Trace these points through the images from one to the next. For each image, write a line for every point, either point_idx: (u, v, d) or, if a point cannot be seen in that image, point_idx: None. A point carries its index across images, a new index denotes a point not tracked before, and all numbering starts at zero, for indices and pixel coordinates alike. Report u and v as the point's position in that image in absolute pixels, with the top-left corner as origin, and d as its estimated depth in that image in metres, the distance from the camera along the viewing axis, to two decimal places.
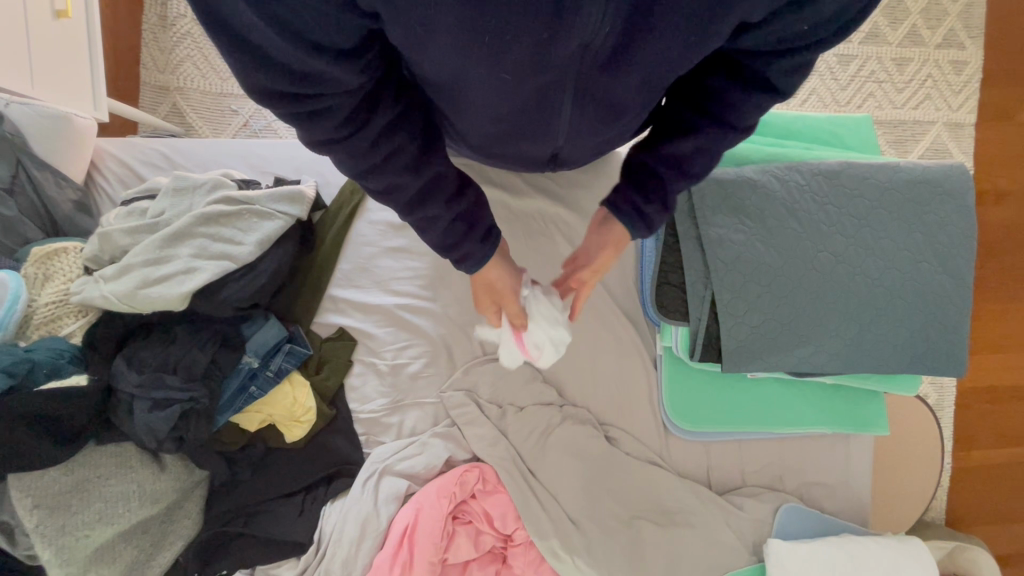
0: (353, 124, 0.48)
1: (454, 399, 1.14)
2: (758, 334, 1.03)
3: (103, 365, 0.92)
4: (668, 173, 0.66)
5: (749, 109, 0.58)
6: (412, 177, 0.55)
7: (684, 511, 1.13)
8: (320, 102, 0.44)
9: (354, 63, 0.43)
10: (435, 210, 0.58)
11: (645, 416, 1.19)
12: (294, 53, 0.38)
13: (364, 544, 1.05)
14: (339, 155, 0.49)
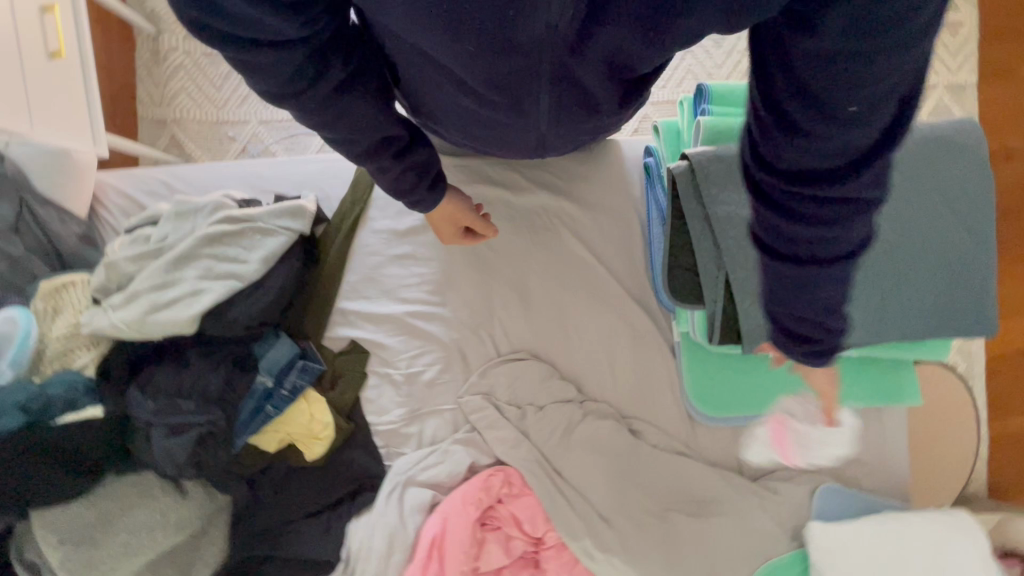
0: (303, 79, 0.54)
1: (473, 404, 1.12)
2: (776, 312, 1.01)
3: (116, 395, 0.91)
4: (814, 316, 0.50)
5: (850, 226, 0.43)
6: (363, 131, 0.63)
7: (718, 500, 1.10)
8: (265, 55, 0.49)
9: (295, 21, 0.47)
10: (385, 159, 0.68)
11: (666, 405, 1.17)
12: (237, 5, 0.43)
13: (393, 558, 1.03)
14: (289, 104, 0.56)
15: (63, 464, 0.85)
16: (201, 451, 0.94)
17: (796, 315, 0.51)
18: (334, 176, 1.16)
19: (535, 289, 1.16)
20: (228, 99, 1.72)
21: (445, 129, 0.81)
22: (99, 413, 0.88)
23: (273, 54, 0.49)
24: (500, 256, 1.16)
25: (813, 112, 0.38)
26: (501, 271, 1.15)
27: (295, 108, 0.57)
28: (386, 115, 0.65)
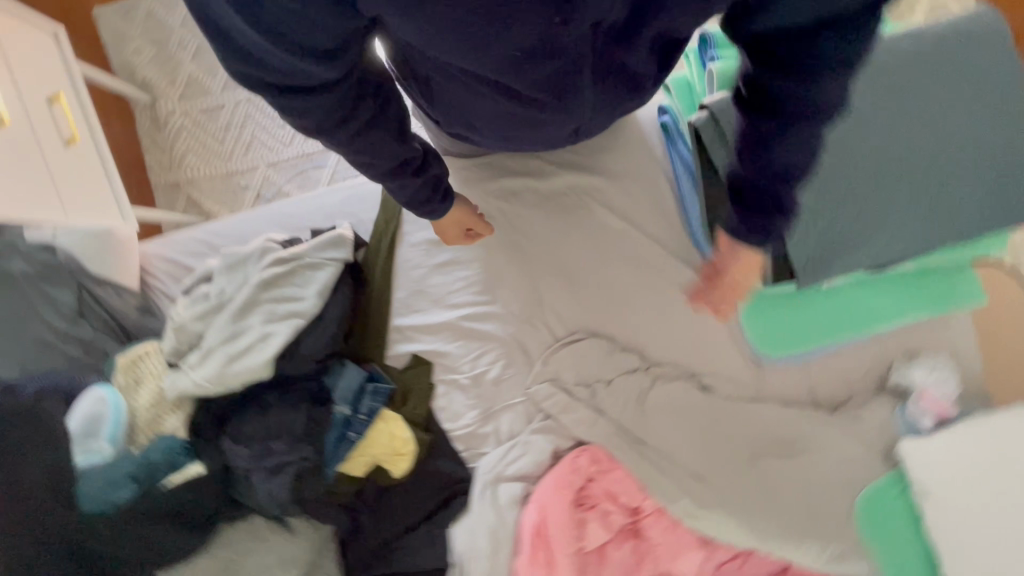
0: (335, 114, 0.56)
1: (542, 392, 1.14)
2: (825, 240, 1.02)
3: (212, 449, 0.94)
4: (773, 183, 0.73)
5: (828, 87, 0.60)
6: (387, 153, 0.65)
7: (803, 439, 1.10)
8: (304, 96, 0.51)
9: (331, 65, 0.48)
10: (402, 177, 0.71)
11: (731, 355, 1.17)
12: (284, 57, 0.44)
13: (500, 553, 1.06)
14: (323, 136, 0.58)
15: (178, 524, 0.89)
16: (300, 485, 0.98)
17: (766, 180, 0.72)
18: (362, 201, 1.17)
19: (579, 268, 1.16)
20: (233, 151, 1.75)
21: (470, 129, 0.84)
22: (201, 470, 0.91)
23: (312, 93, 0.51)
24: (538, 243, 1.16)
25: None
26: (543, 258, 1.16)
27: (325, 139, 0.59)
28: (406, 137, 0.67)
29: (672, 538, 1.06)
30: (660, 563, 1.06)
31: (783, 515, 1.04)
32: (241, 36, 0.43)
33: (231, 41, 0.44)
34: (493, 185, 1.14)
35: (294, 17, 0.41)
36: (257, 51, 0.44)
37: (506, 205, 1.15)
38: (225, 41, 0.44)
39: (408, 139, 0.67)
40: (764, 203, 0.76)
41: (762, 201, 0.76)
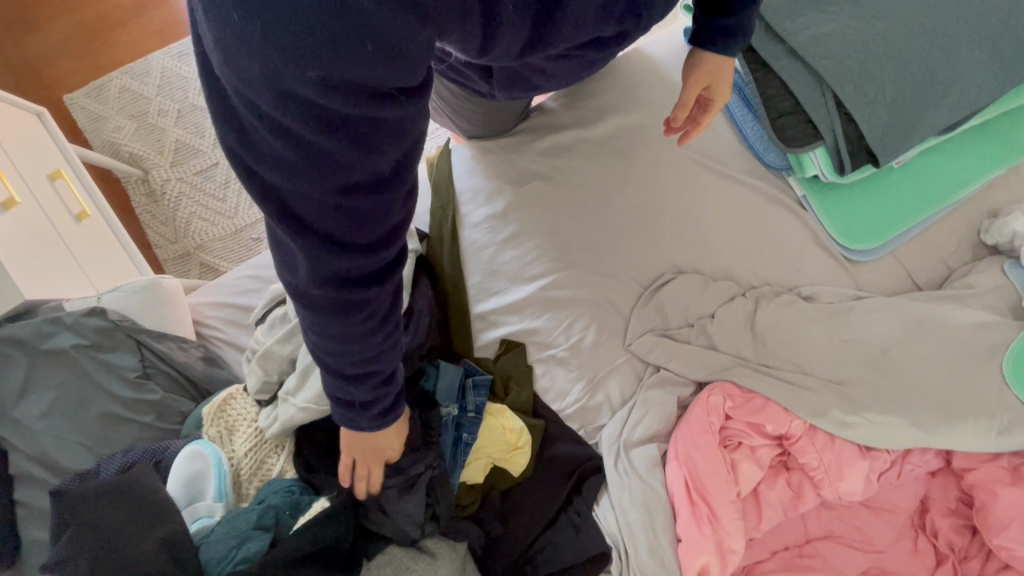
0: (349, 317, 0.49)
1: (646, 344, 1.07)
2: (899, 108, 0.97)
3: (329, 479, 0.86)
4: None
5: None
6: (372, 369, 0.56)
7: (927, 318, 1.04)
8: (351, 282, 0.47)
9: (391, 232, 0.47)
10: (381, 402, 0.60)
11: (821, 259, 1.13)
12: (354, 203, 0.43)
13: (657, 521, 0.96)
14: (325, 336, 0.51)
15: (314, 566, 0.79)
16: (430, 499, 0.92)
17: None
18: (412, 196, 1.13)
19: (648, 209, 1.11)
20: (237, 205, 1.66)
21: (527, 92, 0.92)
22: (326, 502, 0.82)
23: (366, 268, 0.47)
24: (600, 193, 1.11)
25: None
26: (609, 208, 1.10)
27: (320, 337, 0.52)
28: (395, 358, 0.58)
29: (831, 457, 0.98)
30: (822, 488, 0.99)
31: (935, 400, 0.98)
32: (333, 181, 0.41)
33: (310, 199, 0.42)
34: (541, 145, 1.11)
35: (384, 141, 0.41)
36: (327, 216, 0.43)
37: (559, 161, 1.10)
38: (300, 206, 0.42)
39: (396, 361, 0.58)
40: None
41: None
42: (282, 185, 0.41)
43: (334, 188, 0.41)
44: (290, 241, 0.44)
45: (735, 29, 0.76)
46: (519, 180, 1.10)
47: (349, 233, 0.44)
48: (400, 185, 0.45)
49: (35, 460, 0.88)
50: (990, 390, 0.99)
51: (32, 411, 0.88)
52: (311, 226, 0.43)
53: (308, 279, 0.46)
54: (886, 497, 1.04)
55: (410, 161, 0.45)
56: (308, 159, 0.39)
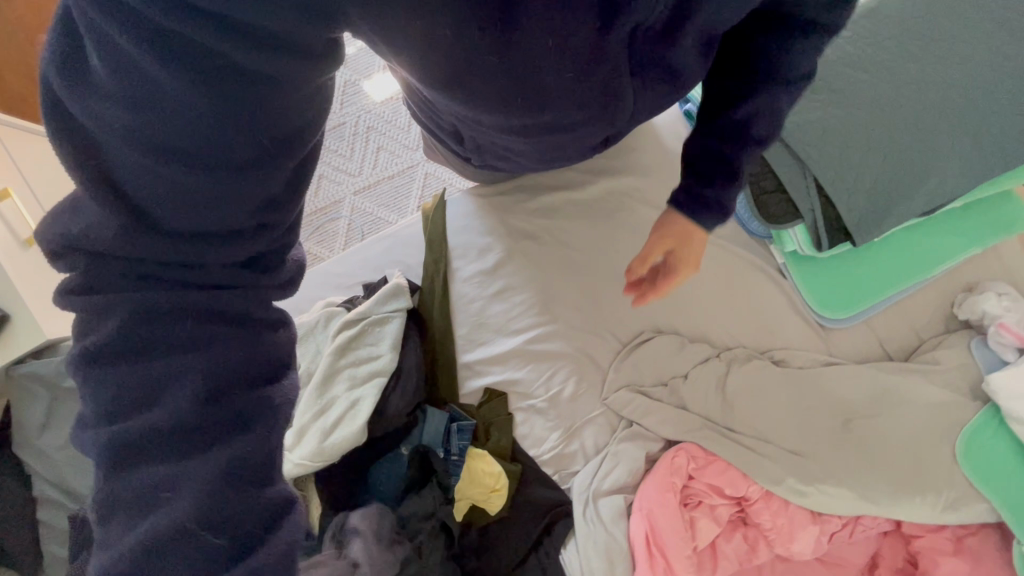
0: (152, 322, 0.35)
1: (621, 399, 1.13)
2: (877, 195, 1.01)
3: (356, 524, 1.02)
4: (727, 150, 0.74)
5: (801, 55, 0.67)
6: (178, 448, 0.34)
7: (890, 393, 1.09)
8: (165, 281, 0.35)
9: (250, 252, 0.37)
10: (187, 516, 0.33)
11: (796, 326, 1.17)
12: (168, 157, 0.32)
13: (618, 568, 1.04)
14: (105, 368, 0.34)
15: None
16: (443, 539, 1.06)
17: (718, 148, 0.75)
18: (408, 247, 1.18)
19: None
20: None
21: (501, 161, 0.98)
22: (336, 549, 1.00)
23: (195, 276, 0.35)
24: (586, 253, 1.16)
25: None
26: (594, 268, 1.16)
27: (95, 369, 0.34)
28: (223, 445, 0.35)
29: (784, 520, 1.05)
30: (775, 546, 1.06)
31: (887, 473, 1.05)
32: (148, 161, 0.31)
33: (119, 171, 0.32)
34: (533, 204, 1.16)
35: (239, 93, 0.31)
36: (133, 167, 0.32)
37: (549, 222, 1.15)
38: (106, 180, 0.32)
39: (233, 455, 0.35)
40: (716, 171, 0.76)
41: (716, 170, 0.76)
42: (89, 127, 0.31)
43: (150, 169, 0.32)
44: (85, 213, 0.33)
45: (715, 201, 0.78)
46: (510, 238, 1.16)
47: (171, 214, 0.33)
48: (257, 200, 0.35)
49: (56, 487, 0.98)
50: (942, 466, 1.05)
51: (55, 442, 0.98)
52: (116, 208, 0.33)
53: (106, 259, 0.34)
54: (838, 554, 1.09)
55: (279, 179, 0.36)
56: (124, 134, 0.31)
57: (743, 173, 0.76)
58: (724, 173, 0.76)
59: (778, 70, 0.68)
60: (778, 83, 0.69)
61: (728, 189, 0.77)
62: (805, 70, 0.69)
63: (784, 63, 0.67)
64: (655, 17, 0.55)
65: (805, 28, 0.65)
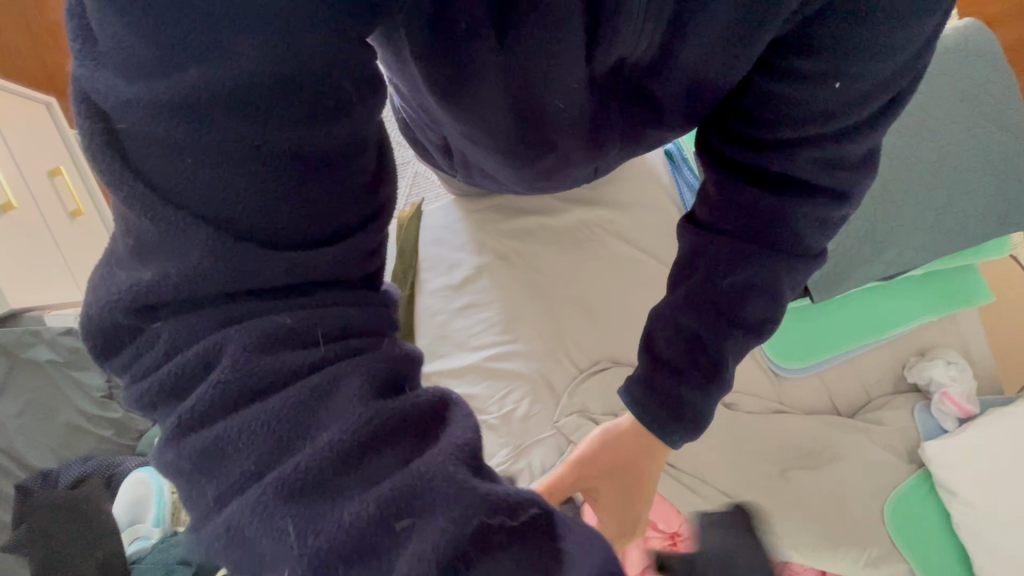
0: (280, 345, 0.25)
1: (571, 424, 1.13)
2: (840, 257, 1.03)
3: None
4: (710, 328, 0.53)
5: (807, 213, 0.51)
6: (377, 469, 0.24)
7: (831, 447, 1.12)
8: (272, 293, 0.26)
9: (366, 250, 0.29)
10: (442, 526, 0.23)
11: (753, 372, 1.19)
12: (274, 135, 0.24)
13: None
14: (236, 415, 0.24)
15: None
16: None
17: (701, 325, 0.53)
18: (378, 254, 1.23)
19: (597, 300, 1.18)
20: None
21: (486, 183, 0.90)
22: None
23: (303, 266, 0.26)
24: (555, 278, 1.18)
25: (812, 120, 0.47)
26: (561, 293, 1.18)
27: (228, 422, 0.24)
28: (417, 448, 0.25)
29: None
30: None
31: (817, 525, 1.08)
32: (213, 136, 0.23)
33: (188, 171, 0.24)
34: (509, 225, 1.18)
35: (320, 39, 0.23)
36: (206, 171, 0.24)
37: (521, 244, 1.18)
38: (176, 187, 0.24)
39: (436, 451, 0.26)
40: (694, 359, 0.54)
41: (692, 357, 0.54)
42: (144, 140, 0.23)
43: (215, 149, 0.23)
44: (140, 259, 0.25)
45: (683, 400, 0.55)
46: (481, 255, 1.19)
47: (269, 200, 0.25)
48: (348, 170, 0.27)
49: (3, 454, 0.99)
50: (869, 526, 1.09)
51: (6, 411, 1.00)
52: (204, 206, 0.24)
53: (198, 295, 0.25)
54: None
55: (366, 165, 0.28)
56: (177, 109, 0.23)
57: (726, 369, 0.55)
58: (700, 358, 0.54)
59: (773, 219, 0.51)
60: (775, 239, 0.52)
61: (706, 390, 0.54)
62: (809, 244, 0.53)
63: (779, 215, 0.51)
64: (638, 60, 0.46)
65: (800, 174, 0.50)
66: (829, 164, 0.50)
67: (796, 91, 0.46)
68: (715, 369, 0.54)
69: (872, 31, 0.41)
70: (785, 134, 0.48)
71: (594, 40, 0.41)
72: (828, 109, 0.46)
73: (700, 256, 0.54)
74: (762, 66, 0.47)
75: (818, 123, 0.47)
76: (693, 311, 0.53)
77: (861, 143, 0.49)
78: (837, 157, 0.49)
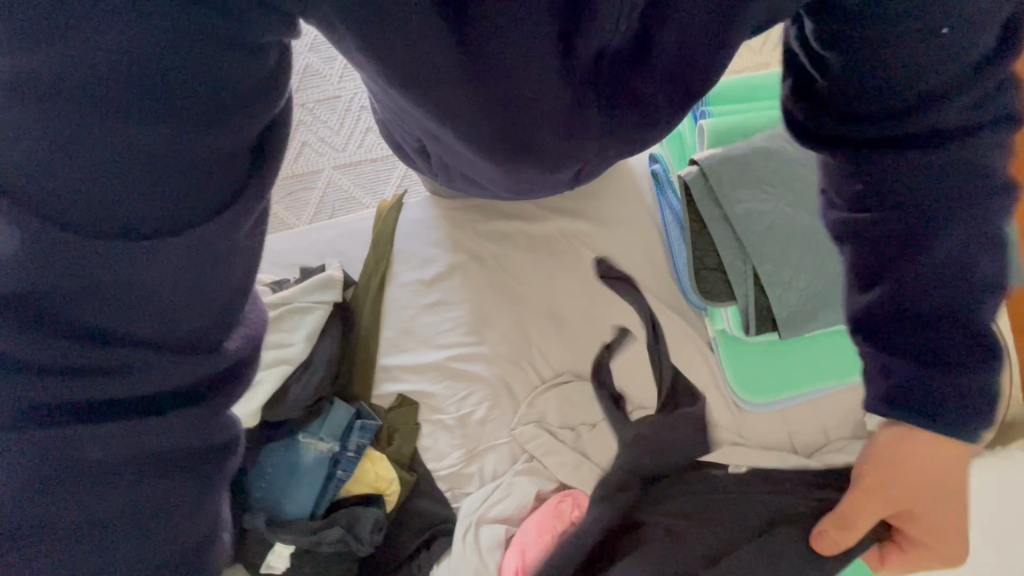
0: (81, 434, 0.27)
1: (527, 433, 1.11)
2: (809, 295, 1.03)
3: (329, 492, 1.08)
4: (928, 301, 0.48)
5: (954, 158, 0.44)
6: (166, 511, 0.30)
7: None
8: (81, 375, 0.26)
9: (196, 333, 0.29)
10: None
11: (715, 401, 1.17)
12: (133, 147, 0.22)
13: None
14: (27, 485, 0.26)
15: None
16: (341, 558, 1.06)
17: (936, 294, 0.48)
18: (353, 240, 1.22)
19: (566, 312, 1.17)
20: None
21: (466, 188, 0.87)
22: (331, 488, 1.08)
23: (142, 320, 0.26)
24: (526, 284, 1.18)
25: (936, 81, 0.40)
26: (531, 300, 1.17)
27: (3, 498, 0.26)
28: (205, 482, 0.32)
29: None
30: None
31: None
32: (48, 126, 0.21)
33: (52, 180, 0.22)
34: (488, 228, 1.19)
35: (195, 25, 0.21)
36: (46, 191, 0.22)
37: (497, 247, 1.19)
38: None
39: (203, 483, 0.31)
40: (942, 335, 0.48)
41: (941, 338, 0.48)
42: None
43: (56, 129, 0.21)
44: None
45: (975, 367, 0.48)
46: (457, 254, 1.19)
47: (98, 206, 0.23)
48: (221, 171, 0.24)
49: None
50: None
51: None
52: (39, 210, 0.22)
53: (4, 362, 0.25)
54: None
55: (242, 168, 0.25)
56: (17, 75, 0.20)
57: (983, 320, 0.48)
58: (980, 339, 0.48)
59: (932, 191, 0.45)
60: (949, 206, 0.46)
61: (972, 354, 0.48)
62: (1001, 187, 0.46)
63: (934, 182, 0.45)
64: (619, 40, 0.45)
65: (932, 131, 0.43)
66: (971, 101, 0.42)
67: (891, 59, 0.40)
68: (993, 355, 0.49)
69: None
70: (893, 98, 0.42)
71: (572, 18, 0.41)
72: (956, 59, 0.39)
73: (887, 252, 0.49)
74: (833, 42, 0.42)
75: (944, 76, 0.40)
76: (932, 289, 0.47)
77: (1014, 57, 0.41)
78: (980, 94, 0.42)
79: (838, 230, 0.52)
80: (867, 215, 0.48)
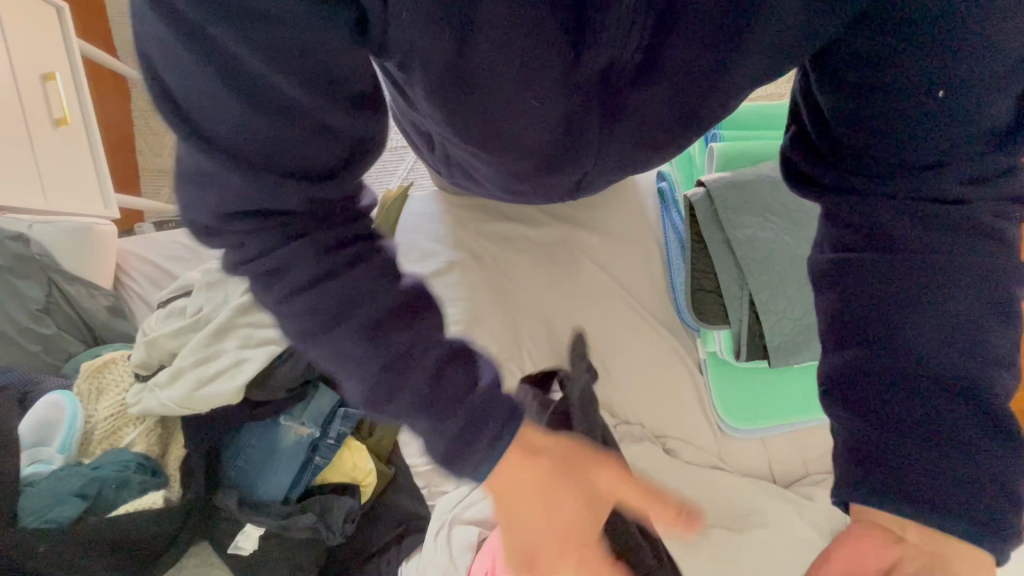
0: (291, 255, 0.35)
1: None
2: (803, 326, 1.04)
3: (312, 464, 1.09)
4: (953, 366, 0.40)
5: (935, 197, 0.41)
6: (361, 297, 0.36)
7: (759, 511, 1.08)
8: (273, 217, 0.34)
9: (347, 149, 0.34)
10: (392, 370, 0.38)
11: (699, 423, 1.16)
12: (288, 89, 0.29)
13: None
14: (274, 296, 0.36)
15: (104, 552, 0.96)
16: (312, 544, 1.06)
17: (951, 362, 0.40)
18: None
19: (560, 320, 1.17)
20: None
21: (471, 185, 0.86)
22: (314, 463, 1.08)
23: (315, 161, 0.32)
24: (523, 287, 1.18)
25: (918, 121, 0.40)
26: (527, 304, 1.18)
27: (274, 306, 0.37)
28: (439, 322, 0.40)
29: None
30: None
31: None
32: (237, 76, 0.28)
33: (241, 118, 0.30)
34: (489, 228, 1.20)
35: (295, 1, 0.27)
36: (244, 132, 0.30)
37: (497, 248, 1.19)
38: (215, 136, 0.30)
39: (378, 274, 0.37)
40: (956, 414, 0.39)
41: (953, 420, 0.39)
42: (197, 113, 0.30)
43: (235, 81, 0.29)
44: (206, 183, 0.33)
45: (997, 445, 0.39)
46: (456, 251, 1.19)
47: (287, 152, 0.31)
48: (339, 84, 0.31)
49: None
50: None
51: None
52: (229, 133, 0.30)
53: (233, 224, 0.34)
54: None
55: (347, 87, 0.31)
56: (209, 61, 0.28)
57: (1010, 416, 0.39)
58: (977, 426, 0.39)
59: (933, 252, 0.41)
60: (954, 273, 0.40)
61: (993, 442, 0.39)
62: (1015, 283, 0.41)
63: (939, 244, 0.41)
64: (626, 59, 0.47)
65: (936, 194, 0.41)
66: (964, 165, 0.40)
67: (882, 96, 0.41)
68: (1003, 469, 0.38)
69: (971, 28, 0.37)
70: (874, 135, 0.42)
71: (580, 28, 0.42)
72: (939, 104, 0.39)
73: (874, 285, 0.42)
74: (827, 81, 0.44)
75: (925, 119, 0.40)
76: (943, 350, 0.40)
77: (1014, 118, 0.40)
78: (985, 170, 0.40)
79: (818, 273, 0.45)
80: (852, 254, 0.43)
